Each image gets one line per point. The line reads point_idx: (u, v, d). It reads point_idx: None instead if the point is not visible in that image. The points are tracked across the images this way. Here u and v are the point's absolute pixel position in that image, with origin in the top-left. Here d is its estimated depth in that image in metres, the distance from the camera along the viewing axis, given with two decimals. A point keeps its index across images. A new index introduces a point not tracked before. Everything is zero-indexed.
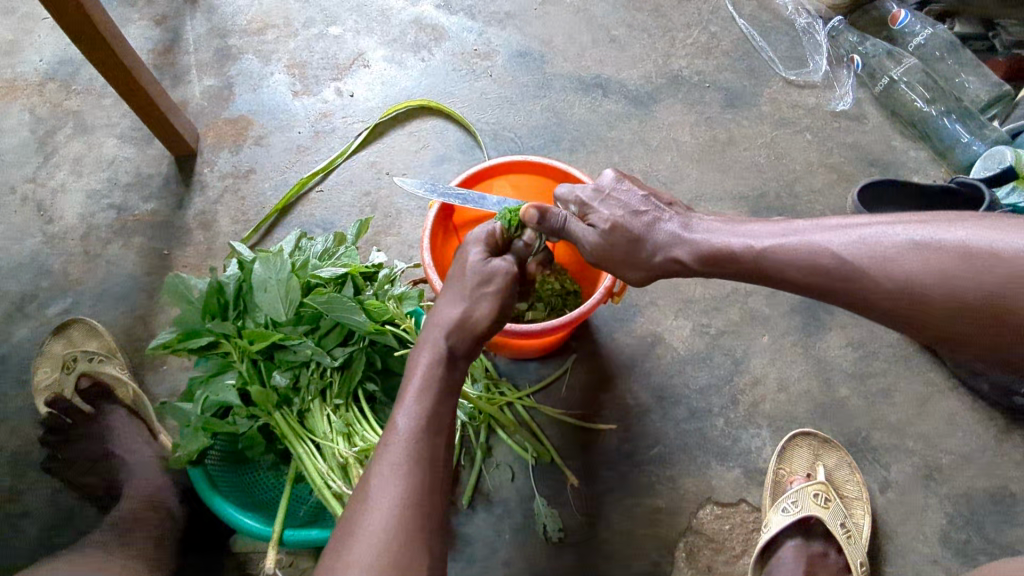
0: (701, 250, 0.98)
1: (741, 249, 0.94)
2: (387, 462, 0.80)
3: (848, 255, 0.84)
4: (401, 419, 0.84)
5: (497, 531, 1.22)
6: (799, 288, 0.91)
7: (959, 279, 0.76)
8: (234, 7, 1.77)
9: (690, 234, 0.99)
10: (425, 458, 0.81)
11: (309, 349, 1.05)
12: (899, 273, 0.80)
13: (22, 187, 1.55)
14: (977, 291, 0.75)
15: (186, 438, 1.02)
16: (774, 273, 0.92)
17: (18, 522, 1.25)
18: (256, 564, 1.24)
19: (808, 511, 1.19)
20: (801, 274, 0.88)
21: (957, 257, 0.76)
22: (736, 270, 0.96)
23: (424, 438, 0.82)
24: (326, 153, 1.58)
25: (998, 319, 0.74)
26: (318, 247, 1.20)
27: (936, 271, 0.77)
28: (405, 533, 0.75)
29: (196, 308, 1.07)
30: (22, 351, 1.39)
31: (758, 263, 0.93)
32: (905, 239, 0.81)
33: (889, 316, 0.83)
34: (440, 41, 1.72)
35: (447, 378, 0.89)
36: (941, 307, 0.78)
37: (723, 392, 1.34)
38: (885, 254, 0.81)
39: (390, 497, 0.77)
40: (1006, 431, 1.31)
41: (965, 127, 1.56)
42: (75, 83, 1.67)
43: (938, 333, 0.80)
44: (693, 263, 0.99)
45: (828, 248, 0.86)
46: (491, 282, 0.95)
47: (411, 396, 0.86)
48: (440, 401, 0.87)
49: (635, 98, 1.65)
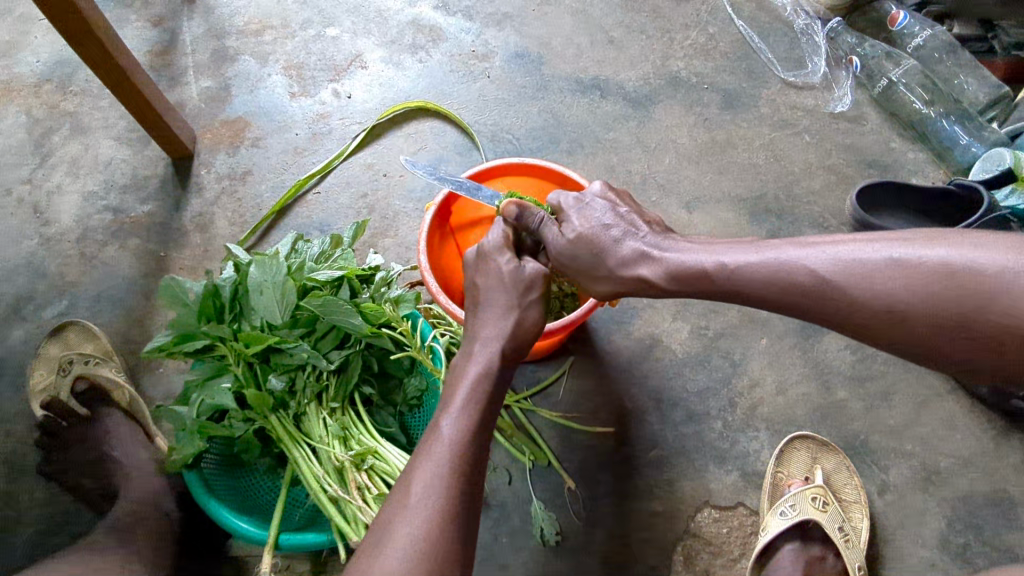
0: (669, 269, 0.94)
1: (710, 267, 0.90)
2: (430, 466, 0.80)
3: (824, 273, 0.81)
4: (446, 426, 0.83)
5: (495, 534, 1.22)
6: (772, 307, 0.88)
7: (942, 295, 0.74)
8: (231, 8, 1.76)
9: (657, 253, 0.95)
10: (468, 467, 0.81)
11: (305, 353, 1.04)
12: (879, 290, 0.77)
13: (18, 188, 1.54)
14: (962, 309, 0.73)
15: (182, 442, 1.01)
16: (745, 292, 0.88)
17: (13, 525, 1.25)
18: (253, 567, 1.24)
19: (806, 514, 1.18)
20: (776, 290, 0.85)
21: (938, 274, 0.74)
22: (705, 289, 0.93)
23: (469, 447, 0.82)
24: (323, 154, 1.58)
25: (980, 340, 0.73)
26: (315, 249, 1.20)
27: (918, 287, 0.75)
28: (442, 539, 0.74)
29: (192, 311, 1.05)
30: (19, 354, 1.39)
31: (729, 281, 0.89)
32: (884, 256, 0.78)
33: (869, 335, 0.81)
34: (438, 42, 1.72)
35: (492, 390, 0.89)
36: (924, 325, 0.75)
37: (722, 394, 1.34)
38: (863, 270, 0.79)
39: (431, 502, 0.76)
40: (1005, 433, 1.31)
41: (964, 129, 1.56)
42: (72, 84, 1.66)
43: (920, 352, 0.78)
44: (659, 282, 0.96)
45: (804, 265, 0.83)
46: (534, 289, 0.96)
47: (459, 405, 0.86)
48: (487, 414, 0.86)
49: (633, 100, 1.64)
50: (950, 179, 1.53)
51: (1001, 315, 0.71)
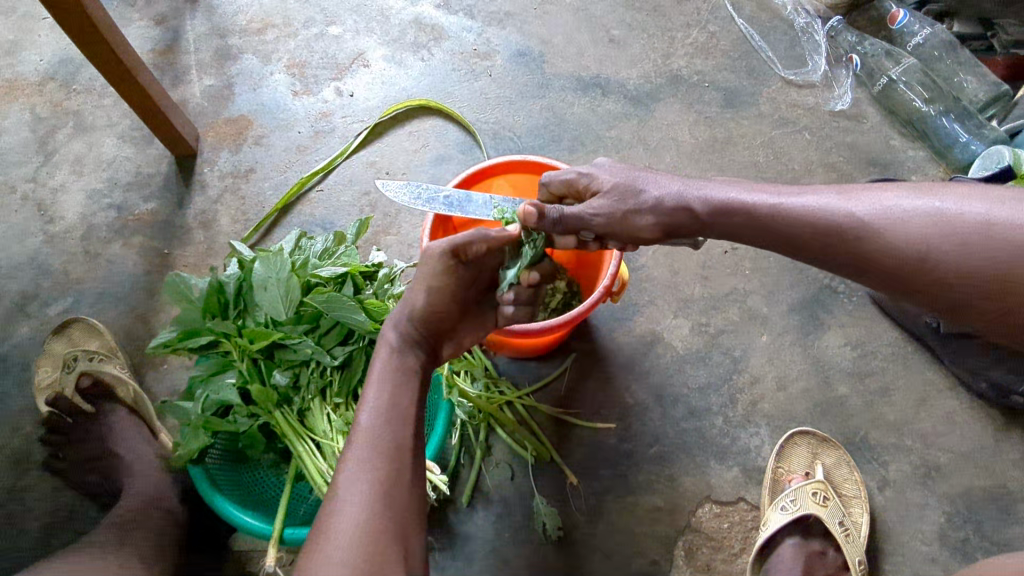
0: (713, 203, 0.94)
1: (751, 203, 0.92)
2: (349, 459, 0.80)
3: (865, 218, 0.83)
4: (362, 415, 0.84)
5: (497, 530, 1.23)
6: (803, 250, 0.90)
7: (979, 248, 0.76)
8: (233, 7, 1.77)
9: (703, 186, 0.96)
10: (390, 452, 0.81)
11: (309, 349, 1.06)
12: (916, 237, 0.80)
13: (22, 186, 1.55)
14: (994, 262, 0.75)
15: (187, 437, 1.02)
16: (780, 233, 0.91)
17: (19, 521, 1.25)
18: (257, 561, 1.25)
19: (806, 510, 1.20)
20: (812, 231, 0.87)
21: (976, 226, 0.76)
22: (743, 225, 0.94)
23: (388, 432, 0.82)
24: (325, 152, 1.59)
25: (1008, 292, 0.76)
26: (318, 246, 1.20)
27: (954, 238, 0.78)
28: (375, 527, 0.75)
29: (197, 307, 1.07)
30: (23, 351, 1.40)
31: (768, 219, 0.91)
32: (926, 205, 0.80)
33: (895, 283, 0.84)
34: (440, 41, 1.73)
35: (403, 370, 0.89)
36: (952, 277, 0.78)
37: (723, 391, 1.35)
38: (901, 217, 0.81)
39: (357, 495, 0.77)
40: (1004, 429, 1.32)
41: (964, 127, 1.56)
42: (75, 83, 1.67)
43: (944, 301, 0.82)
44: (704, 215, 0.95)
45: (843, 210, 0.85)
46: (428, 264, 0.90)
47: (370, 391, 0.86)
48: (399, 389, 0.87)
49: (634, 98, 1.65)
50: (949, 178, 1.54)
51: None
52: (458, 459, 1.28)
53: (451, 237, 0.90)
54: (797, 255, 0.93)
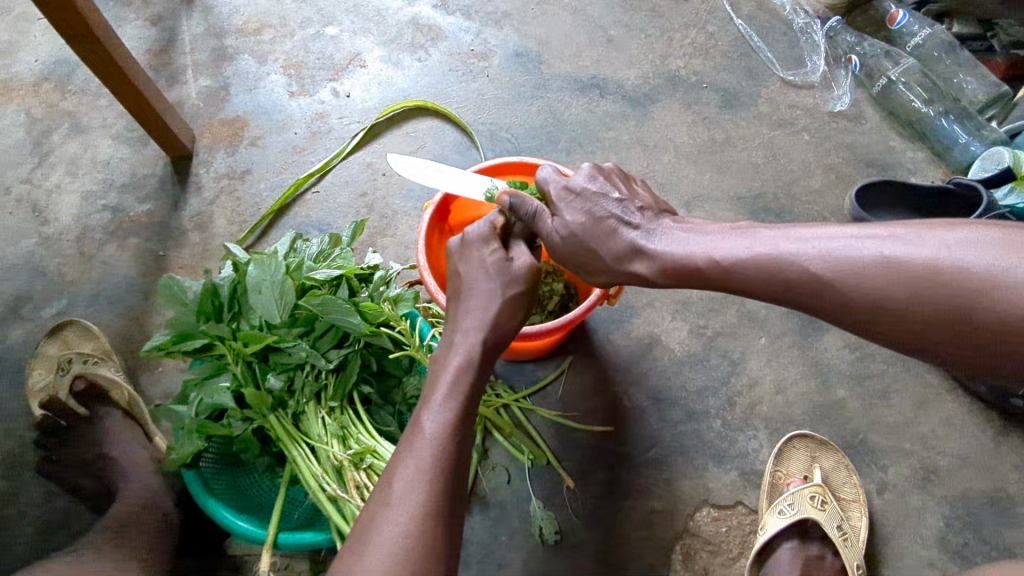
0: (662, 261, 0.95)
1: (703, 259, 0.90)
2: (411, 464, 0.79)
3: (816, 270, 0.81)
4: (428, 420, 0.82)
5: (494, 534, 1.22)
6: (766, 300, 0.88)
7: (933, 298, 0.73)
8: (230, 7, 1.76)
9: (656, 241, 0.96)
10: (451, 465, 0.80)
11: (303, 352, 1.05)
12: (868, 288, 0.77)
13: (17, 187, 1.54)
14: (949, 310, 0.72)
15: (180, 441, 1.01)
16: (738, 286, 0.89)
17: (12, 524, 1.25)
18: (252, 565, 1.23)
19: (805, 514, 1.18)
20: (766, 285, 0.85)
21: (927, 274, 0.73)
22: (700, 278, 0.92)
23: (452, 443, 0.81)
24: (322, 153, 1.58)
25: (972, 339, 0.72)
26: (314, 248, 1.20)
27: (906, 287, 0.75)
28: (425, 539, 0.74)
29: (191, 310, 1.06)
30: (17, 353, 1.39)
31: (723, 275, 0.89)
32: (875, 253, 0.77)
33: (862, 330, 0.81)
34: (437, 42, 1.72)
35: (474, 384, 0.88)
36: (912, 325, 0.75)
37: (721, 393, 1.34)
38: (852, 267, 0.78)
39: (412, 502, 0.76)
40: (1003, 432, 1.31)
41: (963, 128, 1.56)
42: (71, 83, 1.66)
43: (909, 346, 0.78)
44: (659, 274, 0.96)
45: (793, 260, 0.82)
46: (518, 284, 0.95)
47: (439, 397, 0.85)
48: (468, 404, 0.86)
49: (632, 99, 1.64)
50: (949, 179, 1.53)
51: (992, 319, 0.70)
52: None
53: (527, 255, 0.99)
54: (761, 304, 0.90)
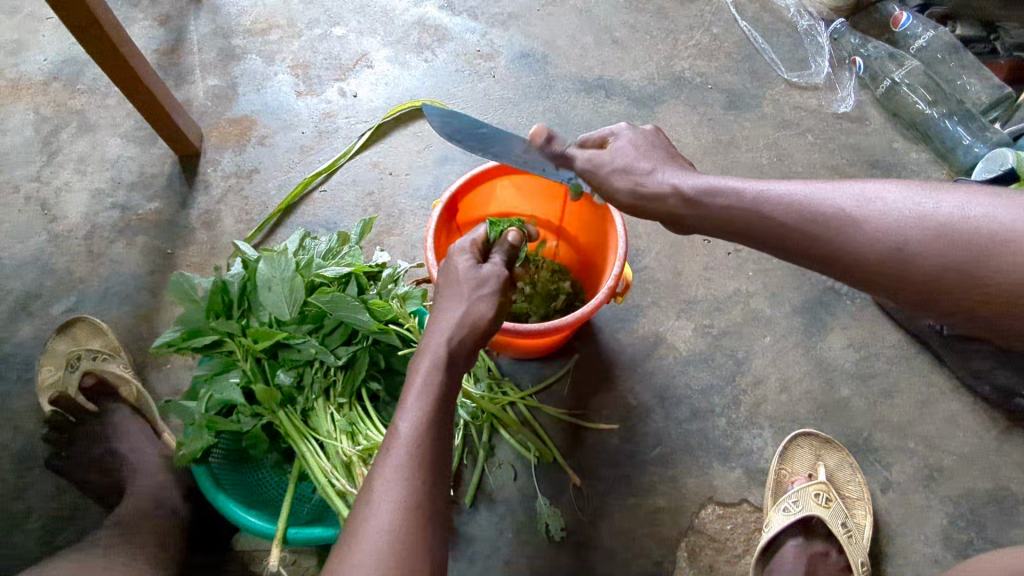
0: (698, 188, 0.93)
1: (738, 189, 0.91)
2: (387, 466, 0.79)
3: (845, 207, 0.82)
4: (402, 421, 0.82)
5: (499, 530, 1.23)
6: (786, 242, 0.88)
7: (955, 242, 0.75)
8: (238, 7, 1.78)
9: (691, 175, 0.96)
10: (428, 464, 0.80)
11: (313, 349, 1.06)
12: (894, 229, 0.78)
13: (26, 186, 1.55)
14: (968, 255, 0.74)
15: (191, 436, 1.01)
16: (765, 221, 0.89)
17: (20, 521, 1.25)
18: (259, 562, 1.24)
19: (809, 511, 1.19)
20: (794, 218, 0.86)
21: (951, 219, 0.75)
22: (727, 212, 0.92)
23: (428, 441, 0.81)
24: (329, 153, 1.59)
25: (985, 286, 0.74)
26: (322, 246, 1.21)
27: (931, 228, 0.76)
28: (406, 535, 0.75)
29: (201, 306, 1.07)
30: (26, 351, 1.40)
31: (750, 210, 0.90)
32: (904, 199, 0.79)
33: (877, 282, 0.82)
34: (443, 42, 1.73)
35: (444, 383, 0.86)
36: (927, 271, 0.77)
37: (725, 392, 1.35)
38: (881, 208, 0.80)
39: (391, 500, 0.77)
40: (1006, 431, 1.32)
41: (966, 129, 1.57)
42: (79, 82, 1.67)
43: (921, 297, 0.80)
44: (684, 200, 0.94)
45: (824, 199, 0.84)
46: (489, 286, 0.91)
47: (411, 399, 0.84)
48: (441, 405, 0.84)
49: (637, 99, 1.65)
50: (952, 180, 1.54)
51: (1011, 263, 0.72)
52: (460, 460, 1.27)
53: (500, 263, 0.95)
54: (780, 251, 0.90)
